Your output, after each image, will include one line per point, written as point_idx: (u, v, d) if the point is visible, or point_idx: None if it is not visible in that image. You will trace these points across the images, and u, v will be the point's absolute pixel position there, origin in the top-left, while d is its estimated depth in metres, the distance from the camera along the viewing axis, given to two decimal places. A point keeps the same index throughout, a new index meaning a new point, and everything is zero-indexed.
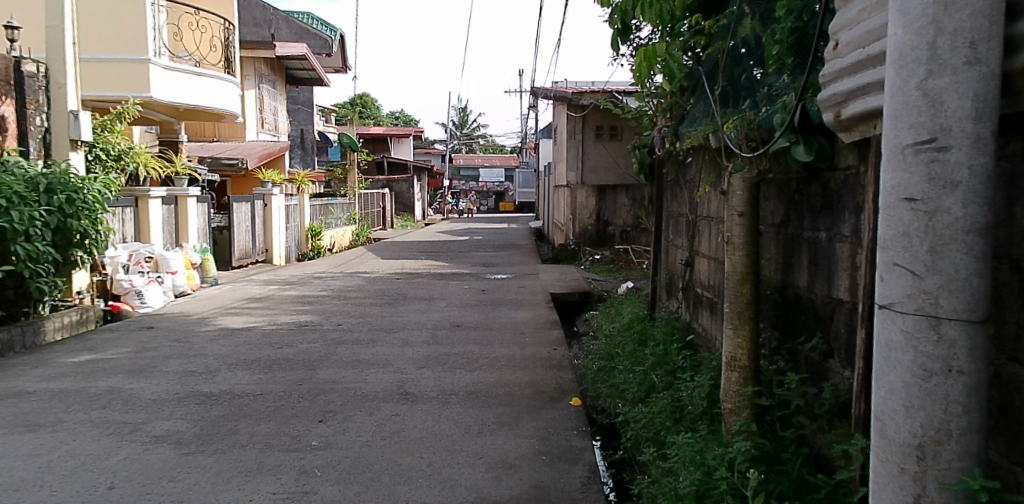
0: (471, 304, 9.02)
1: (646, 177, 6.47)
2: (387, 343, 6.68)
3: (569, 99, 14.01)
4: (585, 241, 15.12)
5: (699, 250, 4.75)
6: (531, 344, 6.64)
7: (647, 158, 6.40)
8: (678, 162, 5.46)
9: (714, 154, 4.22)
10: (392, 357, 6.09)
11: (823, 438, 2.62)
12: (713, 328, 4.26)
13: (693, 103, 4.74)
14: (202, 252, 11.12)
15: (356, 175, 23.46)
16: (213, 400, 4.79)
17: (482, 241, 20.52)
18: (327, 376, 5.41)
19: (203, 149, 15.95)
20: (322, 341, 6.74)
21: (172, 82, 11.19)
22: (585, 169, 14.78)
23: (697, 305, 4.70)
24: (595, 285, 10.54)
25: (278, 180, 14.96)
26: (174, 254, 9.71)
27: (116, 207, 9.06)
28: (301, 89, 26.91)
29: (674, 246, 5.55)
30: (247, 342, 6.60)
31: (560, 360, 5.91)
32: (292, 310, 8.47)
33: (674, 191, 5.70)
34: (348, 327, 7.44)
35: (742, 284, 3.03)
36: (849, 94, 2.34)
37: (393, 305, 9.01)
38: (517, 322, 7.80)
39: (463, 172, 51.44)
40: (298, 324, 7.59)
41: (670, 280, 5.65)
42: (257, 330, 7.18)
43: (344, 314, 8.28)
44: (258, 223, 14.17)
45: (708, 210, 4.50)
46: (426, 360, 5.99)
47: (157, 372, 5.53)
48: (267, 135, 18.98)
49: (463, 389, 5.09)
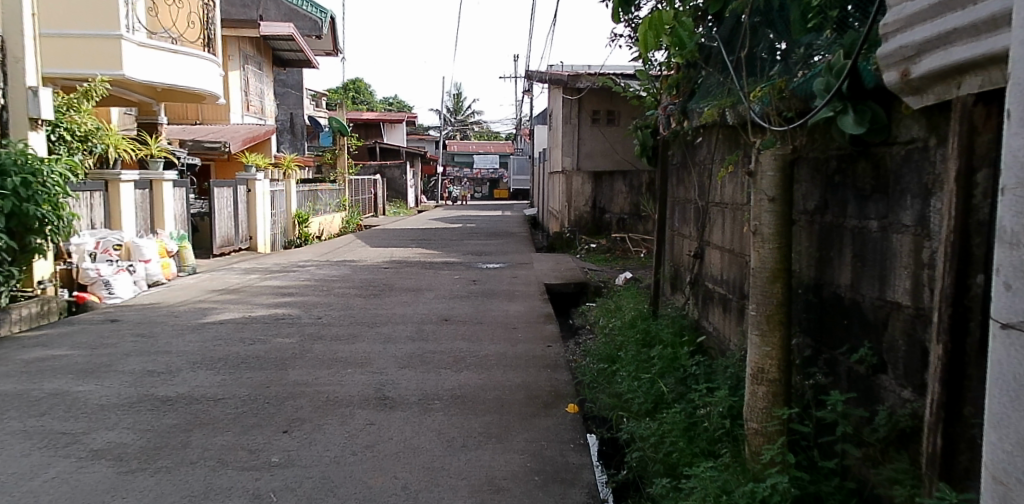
0: (461, 296, 8.52)
1: (648, 160, 5.88)
2: (368, 340, 6.18)
3: (565, 82, 13.72)
4: (580, 229, 14.46)
5: (709, 240, 4.29)
6: (524, 341, 6.16)
7: (649, 140, 5.76)
8: (684, 144, 4.95)
9: (731, 131, 3.73)
10: (373, 355, 5.59)
11: (876, 474, 2.17)
12: (729, 328, 3.81)
13: (705, 76, 4.26)
14: (179, 239, 10.55)
15: (346, 161, 22.87)
16: (168, 405, 4.29)
17: (475, 229, 20.01)
18: (298, 378, 4.90)
19: (184, 132, 15.34)
20: (299, 337, 6.24)
21: (146, 60, 10.61)
22: (581, 155, 14.56)
23: (708, 302, 4.25)
24: (590, 275, 10.09)
25: (262, 164, 14.42)
26: (147, 242, 9.22)
27: (82, 191, 8.50)
28: (290, 72, 26.24)
29: (680, 236, 5.03)
30: (217, 338, 6.09)
31: (555, 360, 5.43)
32: (270, 302, 7.95)
33: (678, 175, 5.17)
34: (328, 321, 6.93)
35: (773, 283, 2.57)
36: (925, 44, 1.85)
37: (378, 296, 8.52)
38: (509, 315, 7.32)
39: (456, 158, 50.80)
40: (274, 317, 7.07)
41: (675, 273, 5.14)
42: (229, 324, 6.66)
43: (326, 306, 7.77)
44: (241, 209, 13.58)
45: (721, 195, 4.03)
46: (409, 359, 5.49)
47: (111, 372, 5.03)
48: (252, 118, 18.34)
49: (448, 392, 4.60)
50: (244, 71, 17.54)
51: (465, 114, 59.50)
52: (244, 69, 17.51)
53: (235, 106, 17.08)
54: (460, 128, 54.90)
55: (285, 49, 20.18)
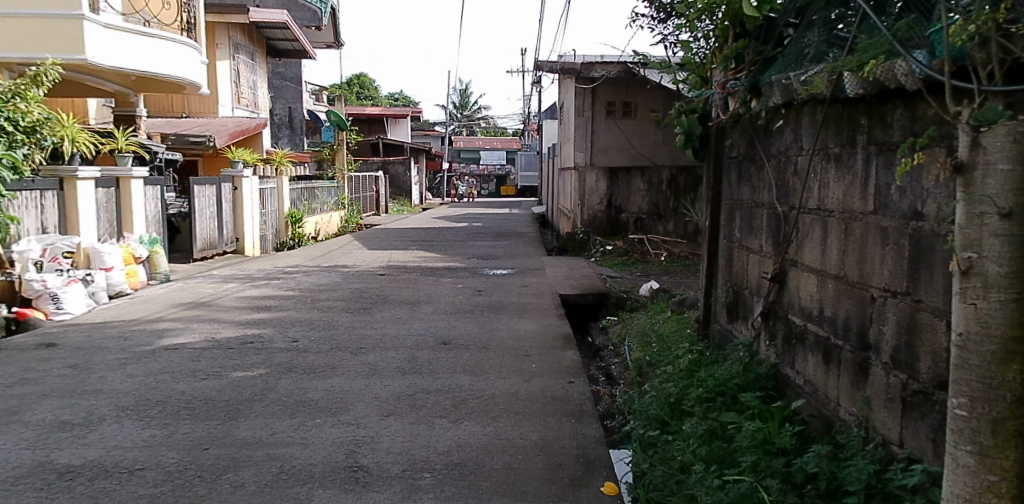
0: (463, 311, 7.41)
1: (693, 153, 4.69)
2: (348, 372, 5.05)
3: (578, 71, 12.65)
4: (594, 230, 13.23)
5: (797, 258, 3.17)
6: (539, 374, 5.03)
7: (697, 126, 4.57)
8: (749, 131, 3.83)
9: (855, 109, 2.62)
10: (351, 397, 4.47)
11: None
12: (844, 390, 2.70)
13: (798, 35, 3.18)
14: (151, 243, 9.44)
15: (345, 157, 21.77)
16: (64, 483, 3.18)
17: (480, 228, 18.87)
18: (247, 434, 3.78)
19: (168, 125, 14.31)
20: (266, 369, 5.13)
21: (112, 43, 9.54)
22: (594, 150, 13.40)
23: (796, 343, 3.14)
24: (610, 284, 8.98)
25: (250, 160, 13.32)
26: (110, 247, 8.20)
27: (30, 190, 7.47)
28: (288, 65, 25.22)
29: (743, 249, 3.90)
30: (165, 371, 4.99)
31: (579, 405, 4.33)
32: (242, 320, 6.84)
33: (738, 172, 4.01)
34: (304, 346, 5.81)
35: (1003, 366, 1.39)
36: None
37: (368, 311, 7.40)
38: (520, 338, 6.18)
39: (462, 155, 49.66)
40: (241, 341, 5.97)
41: (734, 298, 4.02)
42: (186, 351, 5.57)
43: (306, 325, 6.65)
44: (227, 209, 12.48)
45: (822, 199, 2.90)
46: (396, 403, 4.37)
47: (13, 424, 3.92)
48: (244, 112, 17.23)
49: (441, 460, 3.48)
50: (235, 61, 16.43)
51: (471, 110, 58.35)
52: (234, 58, 16.40)
53: (225, 98, 16.01)
54: (466, 123, 53.69)
55: (280, 38, 19.11)
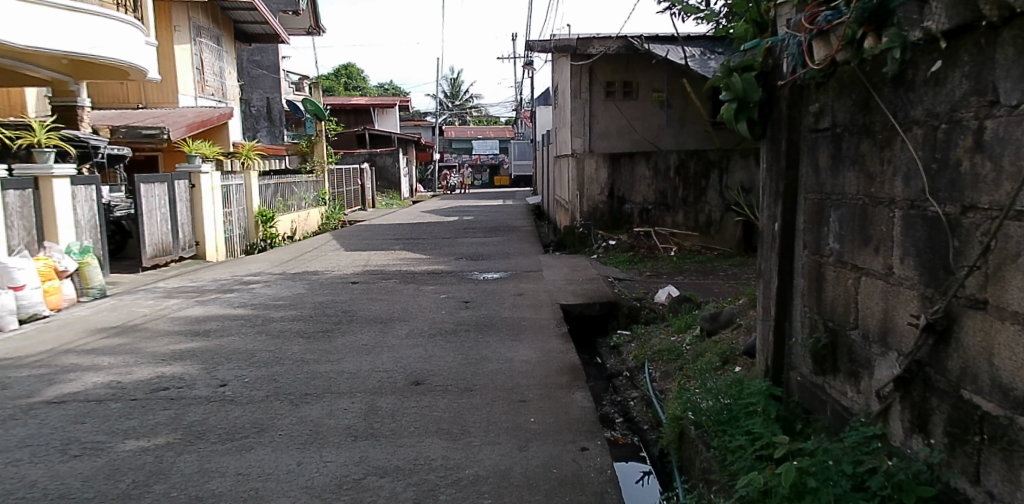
0: (445, 333, 6.03)
1: (748, 128, 3.27)
2: (280, 439, 3.69)
3: (574, 47, 11.22)
4: (595, 222, 11.85)
5: (985, 294, 1.82)
6: (540, 435, 3.68)
7: (756, 89, 3.17)
8: (861, 86, 2.45)
9: None
10: (272, 488, 3.10)
11: None
12: None
13: None
14: (82, 253, 8.01)
15: (326, 150, 20.14)
16: None
17: (472, 223, 17.48)
18: None
19: (118, 118, 12.84)
20: (166, 436, 3.75)
21: (28, 19, 8.06)
22: (593, 135, 12.03)
23: (989, 443, 1.80)
24: (620, 289, 7.65)
25: (208, 153, 11.87)
26: (22, 259, 6.77)
27: None
28: (264, 53, 23.70)
29: (847, 268, 2.56)
30: (24, 447, 3.62)
31: (601, 497, 2.97)
32: (167, 353, 5.46)
33: (835, 150, 2.66)
34: (233, 393, 4.46)
35: None
36: None
37: (328, 335, 6.02)
38: (514, 372, 4.82)
39: (454, 144, 48.11)
40: (152, 387, 4.60)
41: (829, 342, 2.68)
42: (72, 408, 4.20)
43: (244, 358, 5.28)
44: (183, 210, 11.06)
45: None
46: (334, 497, 3.01)
47: None
48: (210, 101, 15.75)
49: None
50: (196, 45, 14.93)
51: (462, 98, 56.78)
52: (196, 42, 14.89)
53: (186, 86, 14.52)
54: (459, 113, 52.04)
55: (248, 21, 17.59)
